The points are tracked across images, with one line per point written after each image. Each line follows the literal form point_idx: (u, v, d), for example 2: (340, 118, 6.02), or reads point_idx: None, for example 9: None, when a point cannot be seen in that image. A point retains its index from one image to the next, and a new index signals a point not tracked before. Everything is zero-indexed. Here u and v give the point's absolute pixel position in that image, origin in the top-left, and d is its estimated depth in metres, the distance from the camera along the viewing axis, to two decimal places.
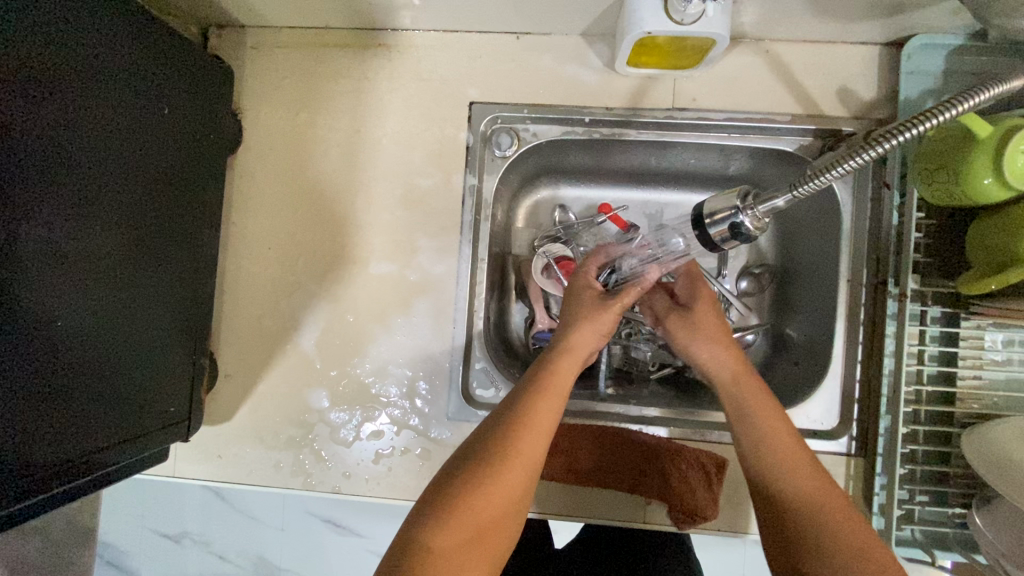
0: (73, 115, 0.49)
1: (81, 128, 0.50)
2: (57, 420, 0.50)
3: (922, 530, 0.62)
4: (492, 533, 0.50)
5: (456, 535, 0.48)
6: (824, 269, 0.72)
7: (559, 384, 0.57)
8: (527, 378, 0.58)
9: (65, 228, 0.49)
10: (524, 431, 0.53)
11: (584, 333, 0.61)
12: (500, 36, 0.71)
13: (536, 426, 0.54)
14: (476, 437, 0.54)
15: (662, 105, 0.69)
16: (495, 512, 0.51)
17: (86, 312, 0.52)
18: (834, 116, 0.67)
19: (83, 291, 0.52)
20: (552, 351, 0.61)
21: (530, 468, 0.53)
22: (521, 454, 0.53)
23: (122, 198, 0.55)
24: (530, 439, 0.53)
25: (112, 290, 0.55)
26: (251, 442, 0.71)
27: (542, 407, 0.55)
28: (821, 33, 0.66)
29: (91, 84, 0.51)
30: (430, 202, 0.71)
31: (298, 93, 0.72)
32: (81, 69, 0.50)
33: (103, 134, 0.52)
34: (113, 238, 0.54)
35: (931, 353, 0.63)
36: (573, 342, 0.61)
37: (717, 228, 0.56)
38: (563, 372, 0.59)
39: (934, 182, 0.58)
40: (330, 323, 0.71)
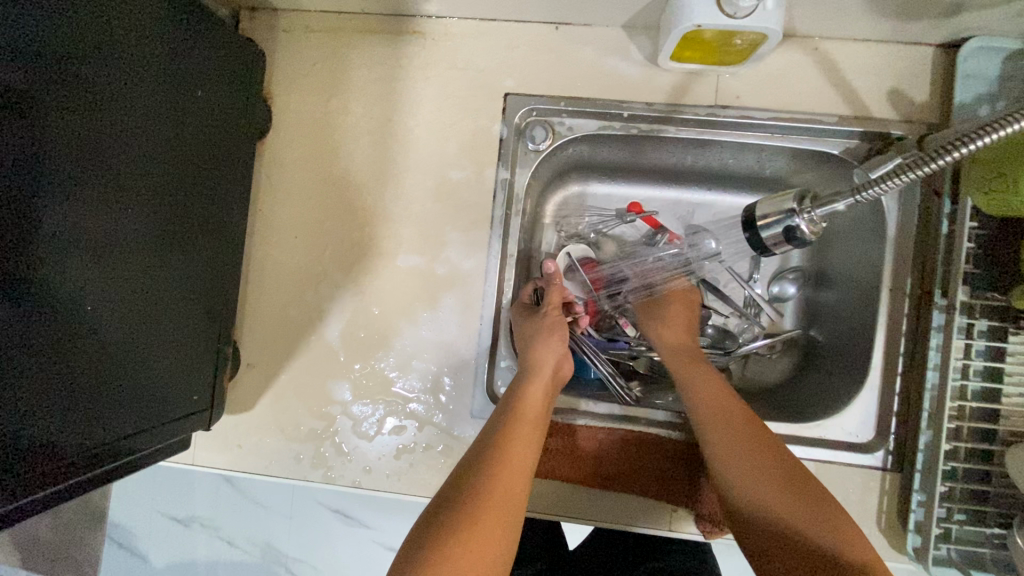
0: (104, 98, 0.48)
1: (112, 110, 0.49)
2: (82, 407, 0.49)
3: (959, 550, 0.60)
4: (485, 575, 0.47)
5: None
6: (865, 277, 0.70)
7: (531, 414, 0.59)
8: (498, 415, 0.59)
9: (93, 211, 0.48)
10: (497, 467, 0.53)
11: (544, 351, 0.64)
12: (538, 26, 0.68)
13: (513, 457, 0.55)
14: (451, 484, 0.53)
15: (704, 102, 0.67)
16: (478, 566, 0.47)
17: (112, 298, 0.51)
18: (884, 119, 0.65)
19: (109, 277, 0.51)
20: (517, 384, 0.62)
21: (511, 511, 0.51)
22: (496, 493, 0.52)
23: (151, 184, 0.54)
24: (507, 474, 0.53)
25: (137, 279, 0.54)
26: (272, 433, 0.70)
27: (517, 441, 0.56)
28: (875, 32, 0.63)
29: (123, 65, 0.50)
30: (461, 194, 0.70)
31: (329, 79, 0.71)
32: (114, 49, 0.49)
33: (132, 118, 0.51)
34: (140, 226, 0.53)
35: (977, 368, 0.61)
36: (536, 362, 0.63)
37: (771, 231, 0.61)
38: (531, 404, 0.60)
39: (991, 190, 0.55)
40: (355, 315, 0.70)
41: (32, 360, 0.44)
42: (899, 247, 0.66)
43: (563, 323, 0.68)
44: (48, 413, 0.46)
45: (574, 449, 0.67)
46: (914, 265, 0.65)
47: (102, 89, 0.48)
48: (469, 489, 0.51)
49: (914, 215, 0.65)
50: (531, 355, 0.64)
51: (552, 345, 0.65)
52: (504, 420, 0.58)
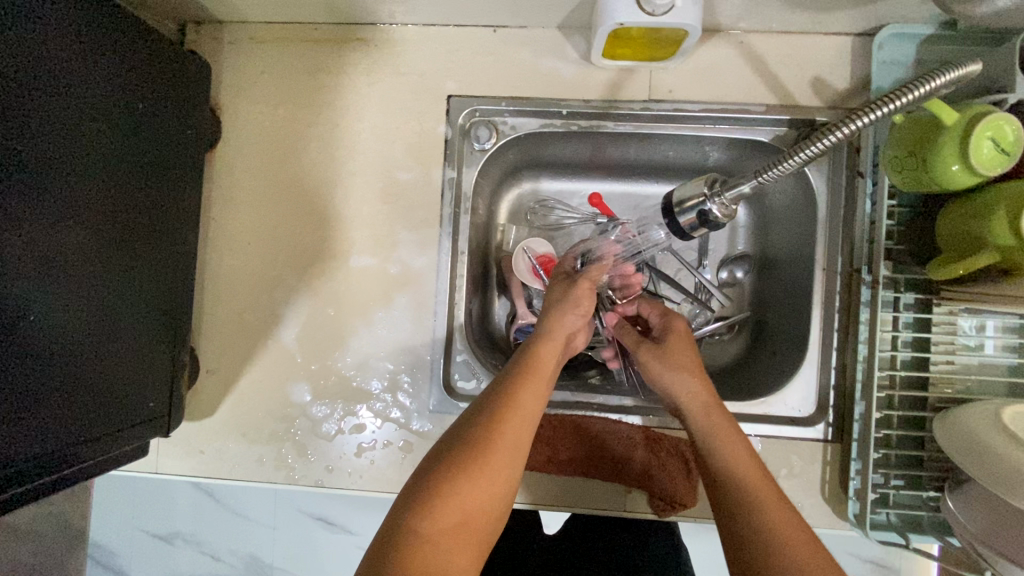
0: (45, 111, 0.49)
1: (53, 124, 0.50)
2: (36, 415, 0.50)
3: (898, 514, 0.63)
4: (479, 519, 0.49)
5: (443, 522, 0.47)
6: (802, 258, 0.73)
7: (546, 367, 0.58)
8: (512, 362, 0.59)
9: (40, 224, 0.49)
10: (510, 414, 0.54)
11: (563, 314, 0.64)
12: (477, 30, 0.71)
13: (524, 408, 0.54)
14: (465, 418, 0.54)
15: (639, 97, 0.70)
16: (482, 497, 0.50)
17: (65, 308, 0.52)
18: (808, 107, 0.68)
19: (59, 287, 0.52)
20: (531, 341, 0.62)
21: (518, 454, 0.52)
22: (508, 436, 0.52)
23: (102, 195, 0.55)
24: (517, 420, 0.54)
25: (90, 289, 0.55)
26: (234, 438, 0.72)
27: (528, 392, 0.56)
28: (794, 25, 0.66)
29: (64, 79, 0.51)
30: (410, 195, 0.71)
31: (276, 88, 0.72)
32: (51, 63, 0.49)
33: (76, 130, 0.52)
34: (92, 236, 0.55)
35: (905, 339, 0.64)
36: (553, 325, 0.63)
37: (686, 215, 0.63)
38: (545, 357, 0.60)
39: (903, 169, 0.59)
40: (310, 317, 0.72)
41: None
42: (829, 228, 0.69)
43: (589, 291, 0.66)
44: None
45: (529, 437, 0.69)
46: (843, 243, 0.68)
47: (41, 103, 0.49)
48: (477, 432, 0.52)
49: (841, 197, 0.68)
50: (549, 316, 0.64)
51: (575, 315, 0.64)
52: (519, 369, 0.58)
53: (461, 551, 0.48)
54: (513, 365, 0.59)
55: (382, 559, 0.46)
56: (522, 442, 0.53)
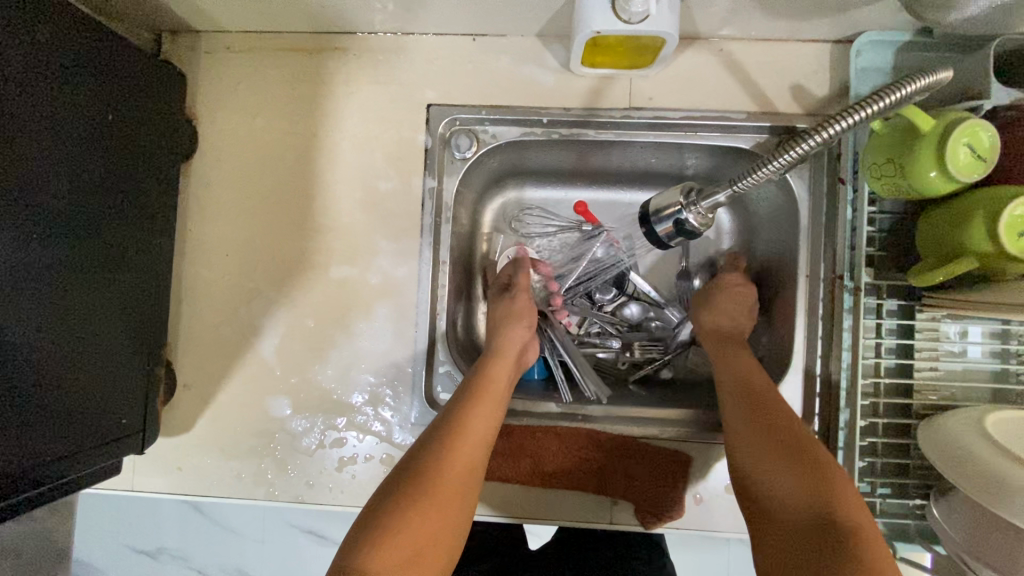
0: (10, 123, 0.47)
1: (17, 137, 0.48)
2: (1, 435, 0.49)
3: (884, 522, 0.63)
4: (428, 553, 0.50)
5: (393, 555, 0.47)
6: (785, 265, 0.72)
7: (494, 390, 0.60)
8: (462, 388, 0.60)
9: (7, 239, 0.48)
10: (458, 439, 0.55)
11: (510, 334, 0.68)
12: (455, 39, 0.71)
13: (472, 433, 0.56)
14: (419, 445, 0.56)
15: (619, 105, 0.69)
16: (432, 529, 0.50)
17: (31, 325, 0.51)
18: (788, 113, 0.68)
19: (25, 303, 0.50)
20: (483, 360, 0.64)
21: (466, 481, 0.54)
22: (455, 461, 0.54)
23: (70, 209, 0.54)
24: (465, 445, 0.55)
25: (57, 305, 0.53)
26: (212, 453, 0.70)
27: (476, 415, 0.57)
28: (772, 32, 0.66)
29: (30, 90, 0.49)
30: (390, 205, 0.71)
31: (253, 99, 0.72)
32: (17, 74, 0.48)
33: (43, 143, 0.51)
34: (61, 251, 0.53)
35: (888, 345, 0.64)
36: (501, 346, 0.66)
37: (664, 224, 0.64)
38: (495, 379, 0.62)
39: (882, 176, 0.59)
40: (290, 329, 0.70)
41: None
42: (811, 235, 0.69)
43: (531, 309, 0.71)
44: None
45: (512, 450, 0.68)
46: (826, 251, 0.68)
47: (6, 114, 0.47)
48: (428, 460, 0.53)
49: (823, 203, 0.68)
50: (497, 337, 0.67)
51: (518, 330, 0.68)
52: (467, 395, 0.59)
53: None
54: (463, 389, 0.60)
55: None
56: (470, 469, 0.55)
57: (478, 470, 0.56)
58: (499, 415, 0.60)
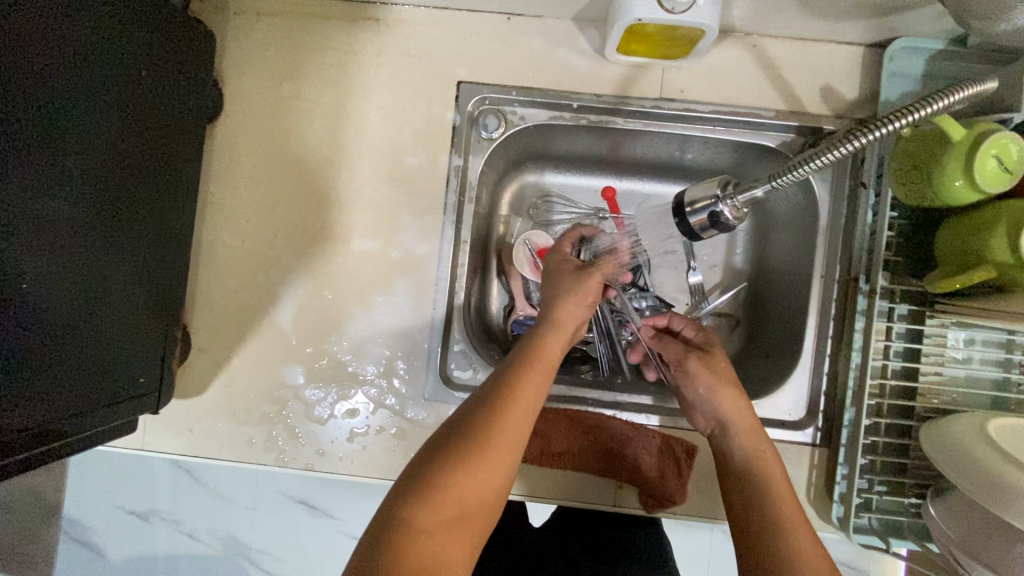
0: (27, 68, 0.46)
1: (34, 83, 0.47)
2: (13, 387, 0.48)
3: (879, 519, 0.65)
4: (473, 515, 0.50)
5: (439, 513, 0.48)
6: (800, 265, 0.73)
7: (546, 359, 0.59)
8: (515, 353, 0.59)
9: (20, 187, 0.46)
10: (510, 406, 0.54)
11: (572, 306, 0.65)
12: (490, 17, 0.70)
13: (524, 399, 0.55)
14: (467, 405, 0.55)
15: (650, 94, 0.69)
16: (478, 492, 0.50)
17: (43, 275, 0.49)
18: (816, 114, 0.68)
19: (39, 253, 0.49)
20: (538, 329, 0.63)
21: (517, 445, 0.53)
22: (507, 425, 0.53)
23: (90, 163, 0.53)
24: (517, 413, 0.54)
25: (70, 259, 0.52)
26: (223, 417, 0.70)
27: (529, 384, 0.56)
28: (807, 31, 0.67)
29: (53, 35, 0.48)
30: (415, 180, 0.71)
31: (281, 64, 0.71)
32: (40, 16, 0.47)
33: (65, 91, 0.49)
34: (78, 205, 0.52)
35: (896, 349, 0.65)
36: (559, 317, 0.63)
37: (698, 215, 0.63)
38: (549, 349, 0.60)
39: (908, 182, 0.60)
40: (309, 299, 0.71)
41: None
42: (829, 237, 0.70)
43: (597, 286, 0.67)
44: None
45: None
46: (842, 253, 0.69)
47: (18, 57, 0.45)
48: (478, 422, 0.53)
49: (843, 206, 0.69)
50: (555, 309, 0.64)
51: (580, 302, 0.65)
52: (519, 363, 0.58)
53: (456, 543, 0.48)
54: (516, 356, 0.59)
55: (376, 550, 0.46)
56: (520, 435, 0.54)
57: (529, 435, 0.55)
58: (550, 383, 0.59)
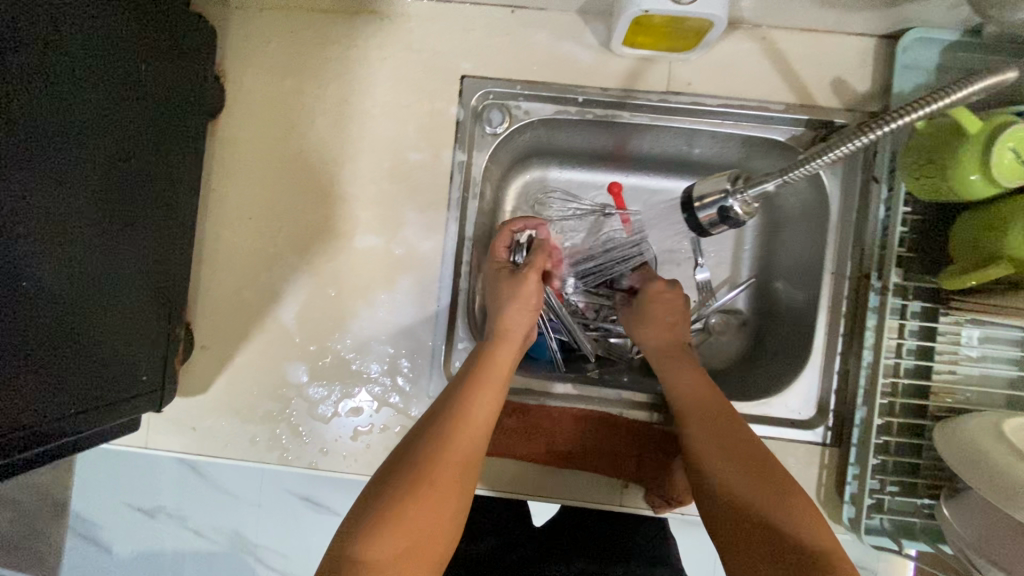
0: (21, 66, 0.45)
1: (28, 81, 0.46)
2: (11, 390, 0.48)
3: (891, 520, 0.63)
4: (426, 545, 0.51)
5: (391, 547, 0.49)
6: (810, 261, 0.72)
7: (493, 377, 0.60)
8: (461, 374, 0.60)
9: (15, 188, 0.46)
10: (458, 427, 0.56)
11: (516, 317, 0.63)
12: (494, 10, 0.69)
13: (471, 421, 0.57)
14: (414, 433, 0.56)
15: (657, 88, 0.68)
16: (428, 521, 0.51)
17: (41, 277, 0.49)
18: (827, 107, 0.67)
19: (35, 255, 0.48)
20: (485, 344, 0.63)
21: (464, 469, 0.55)
22: (454, 450, 0.55)
23: (88, 162, 0.52)
24: (465, 434, 0.56)
25: (69, 260, 0.51)
26: (227, 415, 0.70)
27: (473, 405, 0.58)
28: (818, 22, 0.65)
29: (48, 33, 0.47)
30: (419, 176, 0.70)
31: (283, 58, 0.70)
32: (33, 13, 0.46)
33: (61, 89, 0.48)
34: (77, 205, 0.51)
35: (909, 347, 0.64)
36: (506, 326, 0.63)
37: (707, 211, 0.61)
38: (496, 365, 0.61)
39: (921, 176, 0.58)
40: (312, 296, 0.70)
41: None
42: (840, 233, 0.68)
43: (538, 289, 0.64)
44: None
45: (528, 428, 0.68)
46: (854, 249, 0.68)
47: (13, 53, 0.45)
48: (425, 453, 0.54)
49: (854, 201, 0.68)
50: (500, 320, 0.63)
51: (523, 312, 0.64)
52: (465, 384, 0.59)
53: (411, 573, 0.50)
54: (463, 375, 0.60)
55: None
56: (468, 458, 0.56)
57: (477, 456, 0.57)
58: (499, 401, 0.60)
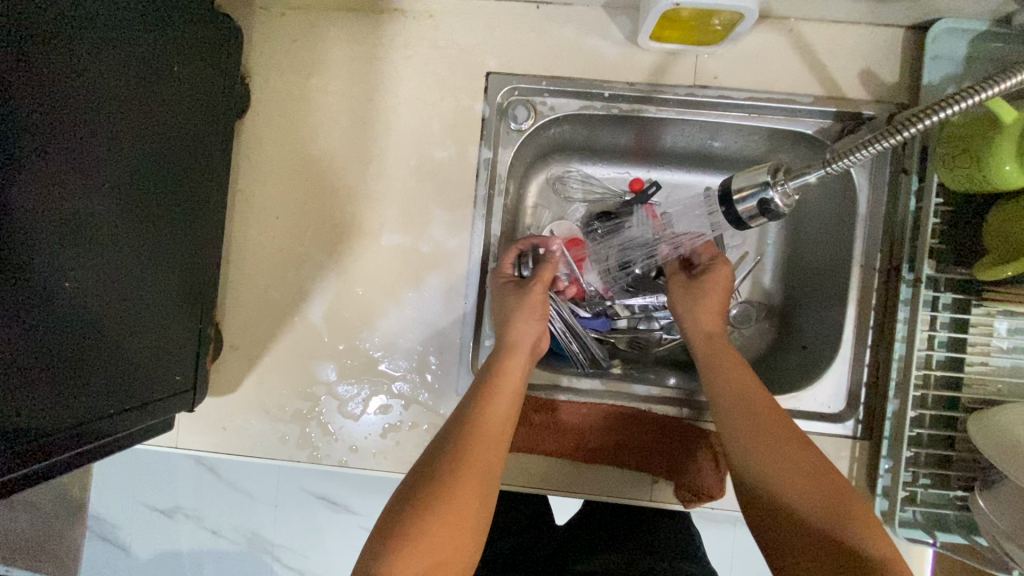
0: (44, 67, 0.45)
1: (52, 80, 0.45)
2: (43, 395, 0.48)
3: (924, 513, 0.63)
4: (451, 562, 0.49)
5: (415, 563, 0.47)
6: (838, 254, 0.72)
7: (507, 386, 0.60)
8: (474, 384, 0.60)
9: (39, 188, 0.45)
10: (474, 439, 0.55)
11: (524, 325, 0.64)
12: (519, 6, 0.69)
13: (488, 431, 0.57)
14: (432, 447, 0.56)
15: (683, 82, 0.68)
16: (453, 534, 0.50)
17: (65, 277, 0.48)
18: (855, 99, 0.67)
19: (60, 256, 0.48)
20: (495, 354, 0.63)
21: (485, 479, 0.54)
22: (474, 459, 0.54)
23: (115, 162, 0.51)
24: (485, 445, 0.56)
25: (97, 261, 0.51)
26: (256, 414, 0.70)
27: (490, 415, 0.57)
28: (847, 13, 0.65)
29: (72, 32, 0.46)
30: (445, 174, 0.70)
31: (308, 57, 0.70)
32: (54, 13, 0.45)
33: (85, 89, 0.48)
34: (104, 206, 0.51)
35: (941, 339, 0.64)
36: (516, 338, 0.64)
37: (746, 204, 0.61)
38: (510, 375, 0.61)
39: (954, 167, 0.58)
40: (339, 295, 0.70)
41: (24, 349, 0.46)
42: (868, 225, 0.68)
43: (543, 298, 0.66)
44: (31, 396, 0.47)
45: (558, 425, 0.69)
46: (883, 242, 0.68)
47: (49, 59, 0.45)
48: (444, 464, 0.53)
49: (883, 194, 0.68)
50: (509, 331, 0.64)
51: (530, 320, 0.65)
52: (479, 395, 0.59)
53: None
54: (476, 387, 0.60)
55: None
56: (488, 467, 0.55)
57: (496, 467, 0.56)
58: (513, 410, 0.60)
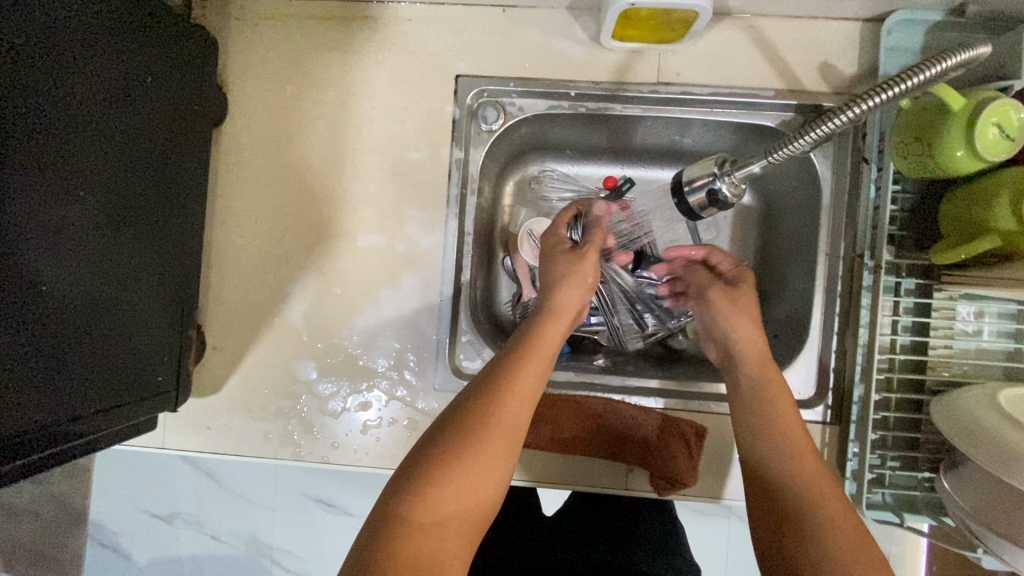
0: (20, 82, 0.46)
1: (22, 87, 0.46)
2: (29, 393, 0.50)
3: (893, 494, 0.64)
4: (468, 512, 0.50)
5: (434, 509, 0.49)
6: (805, 243, 0.74)
7: (543, 347, 0.59)
8: (511, 342, 0.59)
9: (14, 190, 0.46)
10: (507, 397, 0.54)
11: (567, 292, 0.64)
12: (485, 10, 0.71)
13: (521, 390, 0.55)
14: (463, 396, 0.55)
15: (647, 80, 0.70)
16: (475, 483, 0.50)
17: (45, 272, 0.50)
18: (815, 92, 0.68)
19: (47, 260, 0.50)
20: (537, 315, 0.62)
21: (512, 437, 0.53)
22: (505, 414, 0.53)
23: (89, 165, 0.53)
24: (517, 404, 0.54)
25: (76, 264, 0.52)
26: (240, 414, 0.72)
27: (524, 375, 0.56)
28: (803, 9, 0.66)
29: (42, 43, 0.48)
30: (419, 175, 0.72)
31: (284, 65, 0.72)
32: (38, 28, 0.47)
33: (63, 100, 0.50)
34: (85, 214, 0.53)
35: (904, 323, 0.65)
36: (559, 304, 0.63)
37: (697, 195, 0.63)
38: (547, 338, 0.60)
39: (909, 155, 0.59)
40: (318, 295, 0.72)
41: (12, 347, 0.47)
42: (832, 214, 0.70)
43: (594, 267, 0.66)
44: (18, 393, 0.49)
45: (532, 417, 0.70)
46: (847, 230, 0.69)
47: (31, 74, 0.47)
48: (472, 415, 0.53)
49: (845, 182, 0.69)
50: (552, 297, 0.63)
51: (576, 288, 0.64)
52: (515, 354, 0.58)
53: (451, 538, 0.49)
54: (514, 345, 0.59)
55: (369, 547, 0.47)
56: (517, 425, 0.54)
57: (524, 426, 0.55)
58: (548, 373, 0.58)
